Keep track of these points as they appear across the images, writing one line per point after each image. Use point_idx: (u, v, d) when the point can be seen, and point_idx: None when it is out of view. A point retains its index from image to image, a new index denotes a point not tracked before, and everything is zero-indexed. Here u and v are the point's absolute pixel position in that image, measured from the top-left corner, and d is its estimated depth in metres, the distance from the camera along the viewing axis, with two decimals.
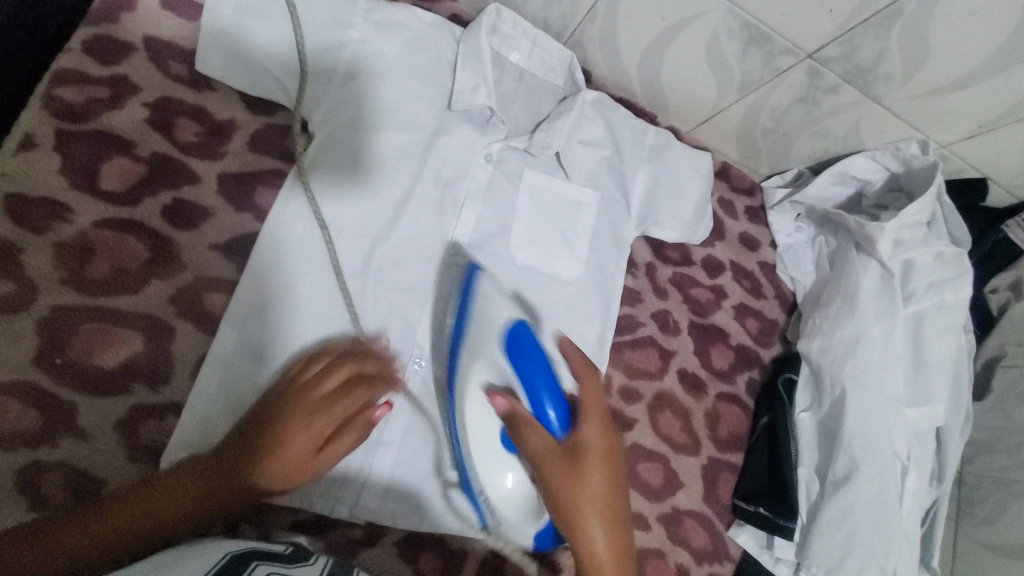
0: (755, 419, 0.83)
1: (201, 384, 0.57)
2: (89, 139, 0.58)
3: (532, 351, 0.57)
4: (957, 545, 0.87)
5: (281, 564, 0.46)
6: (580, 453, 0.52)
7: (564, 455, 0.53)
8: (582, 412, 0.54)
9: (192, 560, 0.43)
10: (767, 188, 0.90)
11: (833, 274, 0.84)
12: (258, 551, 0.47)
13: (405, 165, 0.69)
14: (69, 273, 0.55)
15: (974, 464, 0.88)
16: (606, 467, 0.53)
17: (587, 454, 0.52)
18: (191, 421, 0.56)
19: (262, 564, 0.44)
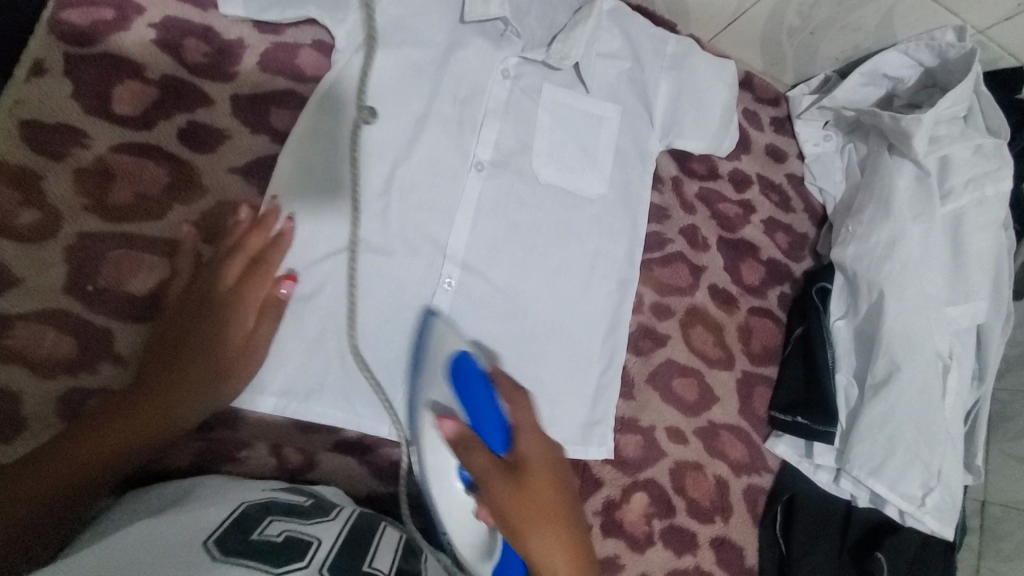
0: (788, 332, 0.82)
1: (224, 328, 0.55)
2: (99, 64, 0.56)
3: (480, 383, 0.53)
4: (990, 458, 0.86)
5: (296, 520, 0.45)
6: (529, 475, 0.46)
7: (490, 472, 0.46)
8: (525, 458, 0.47)
9: (202, 512, 0.43)
10: (793, 97, 0.87)
11: (864, 180, 0.82)
12: (275, 506, 0.46)
13: (419, 83, 0.67)
14: (91, 200, 0.54)
15: (1005, 379, 0.87)
16: (554, 498, 0.46)
17: (526, 463, 0.47)
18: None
19: (276, 520, 0.44)
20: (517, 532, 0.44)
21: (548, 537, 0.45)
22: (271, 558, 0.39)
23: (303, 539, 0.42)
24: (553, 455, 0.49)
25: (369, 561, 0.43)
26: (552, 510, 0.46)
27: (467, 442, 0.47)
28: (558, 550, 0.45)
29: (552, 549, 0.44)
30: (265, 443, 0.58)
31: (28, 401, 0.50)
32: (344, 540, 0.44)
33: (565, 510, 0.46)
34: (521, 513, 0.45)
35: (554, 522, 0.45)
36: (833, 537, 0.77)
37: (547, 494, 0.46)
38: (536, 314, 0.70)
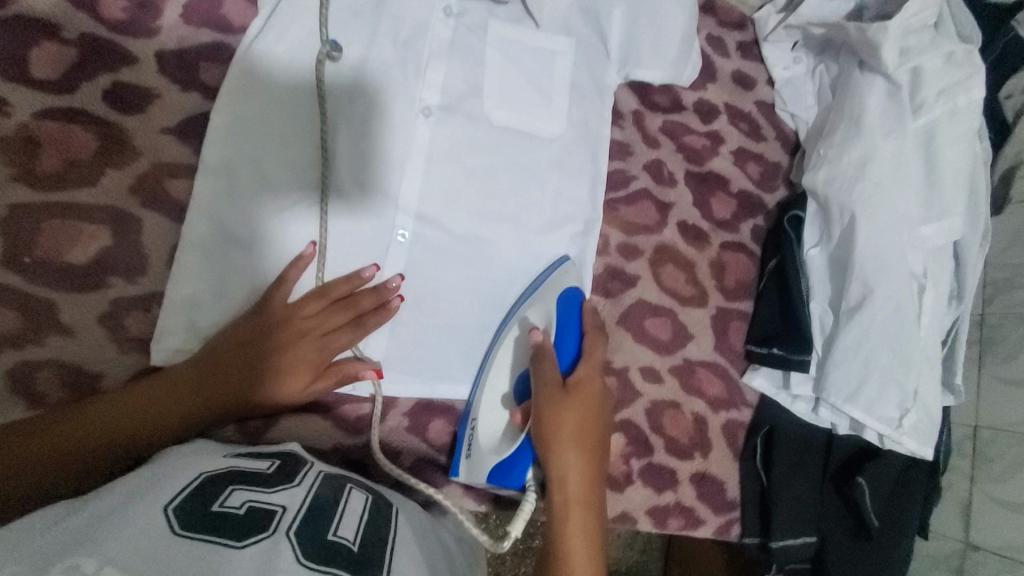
0: (763, 265, 0.80)
1: (173, 291, 0.56)
2: (9, 25, 0.54)
3: (575, 311, 0.67)
4: (980, 385, 0.84)
5: (261, 487, 0.42)
6: (577, 392, 0.60)
7: (541, 385, 0.59)
8: (577, 381, 0.60)
9: (155, 488, 0.39)
10: (759, 18, 0.83)
11: (835, 101, 0.78)
12: (237, 472, 0.43)
13: (356, 29, 0.64)
14: (19, 169, 0.53)
15: (994, 304, 0.84)
16: (580, 418, 0.58)
17: (577, 386, 0.60)
18: (165, 353, 0.55)
19: (238, 488, 0.41)
20: (550, 444, 0.57)
21: (570, 437, 0.57)
22: (234, 533, 0.36)
23: (268, 510, 0.39)
24: (590, 384, 0.61)
25: (333, 530, 0.40)
26: (576, 431, 0.57)
27: (540, 350, 0.61)
28: (577, 454, 0.57)
29: (567, 448, 0.57)
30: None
31: None
32: (310, 505, 0.42)
33: (590, 430, 0.58)
34: (557, 417, 0.58)
35: (578, 444, 0.57)
36: (814, 466, 0.77)
37: (577, 409, 0.58)
38: (495, 262, 0.69)
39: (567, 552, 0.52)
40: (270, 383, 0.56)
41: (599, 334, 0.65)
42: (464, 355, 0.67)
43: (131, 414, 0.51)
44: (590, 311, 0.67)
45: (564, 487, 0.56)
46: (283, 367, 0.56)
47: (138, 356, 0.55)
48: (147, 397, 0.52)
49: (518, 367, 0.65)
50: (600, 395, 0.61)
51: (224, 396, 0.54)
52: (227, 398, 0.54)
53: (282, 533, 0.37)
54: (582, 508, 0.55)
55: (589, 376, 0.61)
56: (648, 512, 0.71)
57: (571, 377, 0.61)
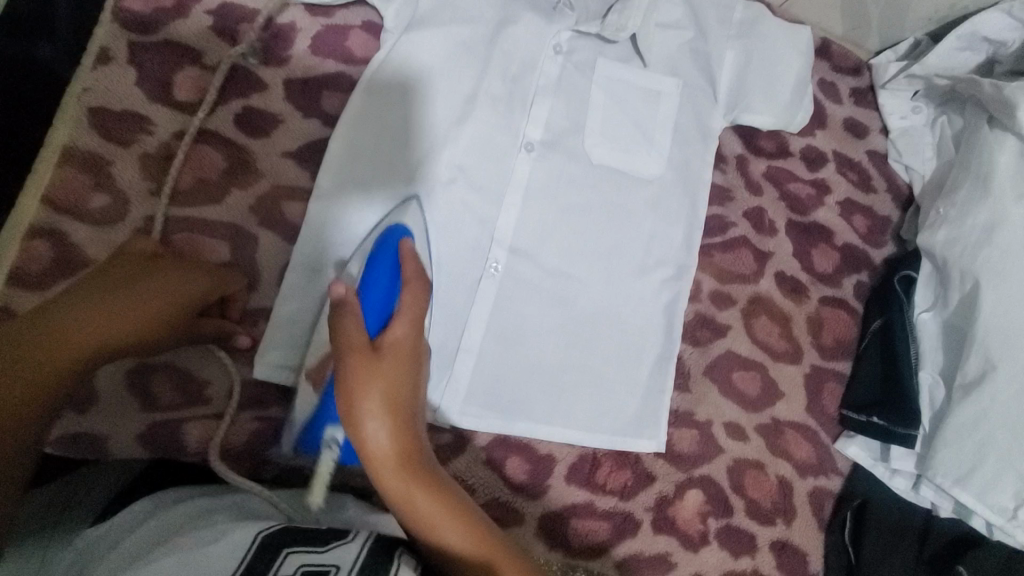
0: (865, 324, 0.75)
1: (277, 311, 0.58)
2: (159, 50, 0.58)
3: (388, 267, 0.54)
4: None
5: (314, 545, 0.38)
6: (381, 361, 0.44)
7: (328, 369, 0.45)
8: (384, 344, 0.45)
9: (210, 557, 0.36)
10: (877, 65, 0.79)
11: (959, 156, 0.74)
12: (288, 529, 0.40)
13: (468, 61, 0.65)
14: (156, 184, 0.57)
15: None
16: (390, 404, 0.43)
17: (390, 354, 0.45)
18: (266, 368, 0.58)
19: (291, 554, 0.37)
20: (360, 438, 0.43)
21: (388, 458, 0.43)
22: None
23: None
24: (395, 365, 0.45)
25: None
26: (388, 416, 0.43)
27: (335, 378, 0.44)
28: (395, 428, 0.43)
29: (387, 469, 0.42)
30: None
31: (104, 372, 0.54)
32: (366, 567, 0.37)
33: (409, 396, 0.44)
34: (375, 409, 0.43)
35: (394, 410, 0.43)
36: (910, 546, 0.70)
37: (387, 415, 0.43)
38: (582, 301, 0.67)
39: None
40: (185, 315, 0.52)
41: (419, 286, 0.50)
42: (545, 393, 0.66)
43: (92, 321, 0.46)
44: (409, 259, 0.51)
45: (411, 499, 0.42)
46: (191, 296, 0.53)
47: (243, 367, 0.58)
48: (124, 301, 0.48)
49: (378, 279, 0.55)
50: (413, 376, 0.46)
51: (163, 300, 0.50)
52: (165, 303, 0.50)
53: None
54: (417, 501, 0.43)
55: (388, 355, 0.45)
56: None
57: (380, 341, 0.46)
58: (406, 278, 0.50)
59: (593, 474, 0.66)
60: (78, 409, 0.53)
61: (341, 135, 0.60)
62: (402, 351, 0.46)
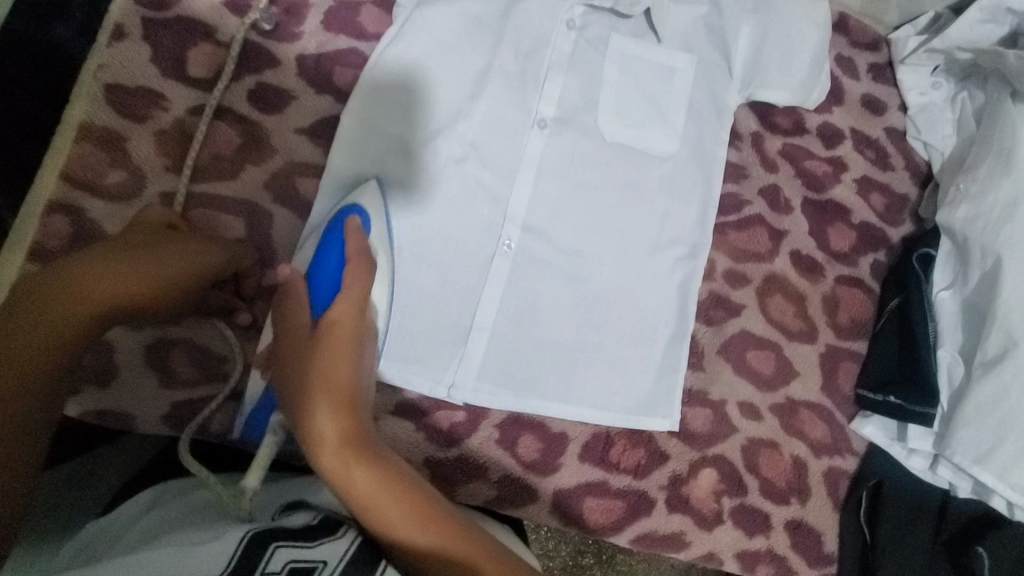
0: (881, 304, 0.74)
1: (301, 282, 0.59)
2: (172, 26, 0.58)
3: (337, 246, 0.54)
4: None
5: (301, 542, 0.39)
6: (328, 341, 0.46)
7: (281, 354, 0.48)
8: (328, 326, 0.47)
9: (197, 555, 0.36)
10: (896, 40, 0.77)
11: (981, 132, 0.72)
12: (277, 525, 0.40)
13: (479, 37, 0.64)
14: (171, 161, 0.57)
15: None
16: (333, 389, 0.43)
17: (329, 333, 0.46)
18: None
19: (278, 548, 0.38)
20: (302, 419, 0.43)
21: (329, 442, 0.41)
22: None
23: None
24: (340, 346, 0.46)
25: None
26: (334, 398, 0.43)
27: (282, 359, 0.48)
28: (336, 413, 0.42)
29: (326, 453, 0.41)
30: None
31: (122, 347, 0.55)
32: (353, 562, 0.39)
33: (353, 378, 0.44)
34: (315, 392, 0.43)
35: (332, 391, 0.43)
36: (926, 525, 0.70)
37: (331, 395, 0.43)
38: (595, 279, 0.67)
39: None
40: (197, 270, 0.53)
41: (363, 263, 0.51)
42: (557, 372, 0.66)
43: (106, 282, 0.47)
44: (353, 237, 0.53)
45: (351, 484, 0.40)
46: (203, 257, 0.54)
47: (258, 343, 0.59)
48: (138, 266, 0.49)
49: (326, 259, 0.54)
50: (363, 363, 0.46)
51: (167, 267, 0.51)
52: (170, 266, 0.51)
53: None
54: (364, 478, 0.41)
55: (340, 339, 0.46)
56: (736, 555, 0.67)
57: (321, 320, 0.48)
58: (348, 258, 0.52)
59: (607, 453, 0.66)
60: (98, 381, 0.54)
61: (353, 111, 0.60)
62: (354, 337, 0.47)
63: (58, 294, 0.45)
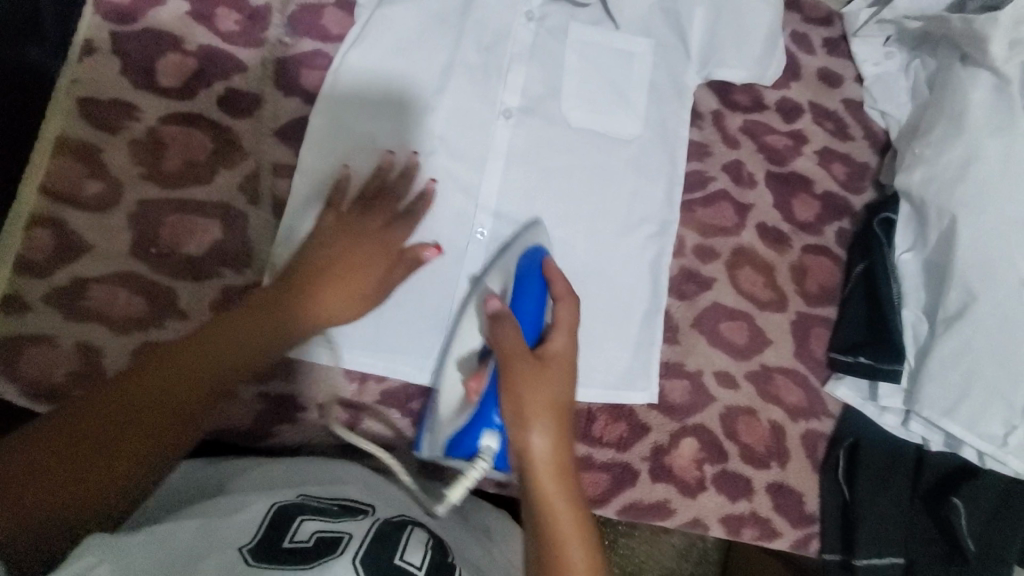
0: (848, 270, 0.76)
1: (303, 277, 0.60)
2: (141, 39, 0.59)
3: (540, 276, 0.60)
4: None
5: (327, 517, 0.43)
6: (550, 368, 0.51)
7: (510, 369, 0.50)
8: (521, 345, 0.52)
9: (232, 522, 0.41)
10: (848, 13, 0.80)
11: (933, 98, 0.74)
12: (306, 502, 0.45)
13: (441, 34, 0.66)
14: (147, 168, 0.58)
15: None
16: (558, 414, 0.49)
17: (557, 360, 0.52)
18: None
19: (307, 518, 0.42)
20: (520, 431, 0.48)
21: (544, 466, 0.47)
22: (301, 561, 0.38)
23: (334, 538, 0.41)
24: (553, 376, 0.51)
25: (398, 556, 0.41)
26: (557, 419, 0.48)
27: (523, 410, 0.48)
28: (551, 434, 0.48)
29: (544, 483, 0.46)
30: (316, 404, 0.63)
31: (109, 351, 0.56)
32: (379, 531, 0.43)
33: (561, 405, 0.49)
34: (524, 414, 0.48)
35: (554, 416, 0.48)
36: (903, 482, 0.73)
37: (547, 420, 0.48)
38: (568, 260, 0.69)
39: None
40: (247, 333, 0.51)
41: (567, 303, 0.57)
42: None
43: (163, 384, 0.46)
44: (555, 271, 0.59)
45: (548, 500, 0.46)
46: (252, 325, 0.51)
47: None
48: (187, 362, 0.47)
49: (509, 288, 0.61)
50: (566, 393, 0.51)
51: (218, 352, 0.49)
52: (218, 351, 0.49)
53: (347, 564, 0.39)
54: (561, 490, 0.46)
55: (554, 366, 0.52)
56: (721, 520, 0.70)
57: (544, 351, 0.53)
58: (559, 295, 0.57)
59: (589, 428, 0.68)
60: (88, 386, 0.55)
61: (321, 112, 0.62)
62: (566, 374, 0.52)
63: (114, 404, 0.44)
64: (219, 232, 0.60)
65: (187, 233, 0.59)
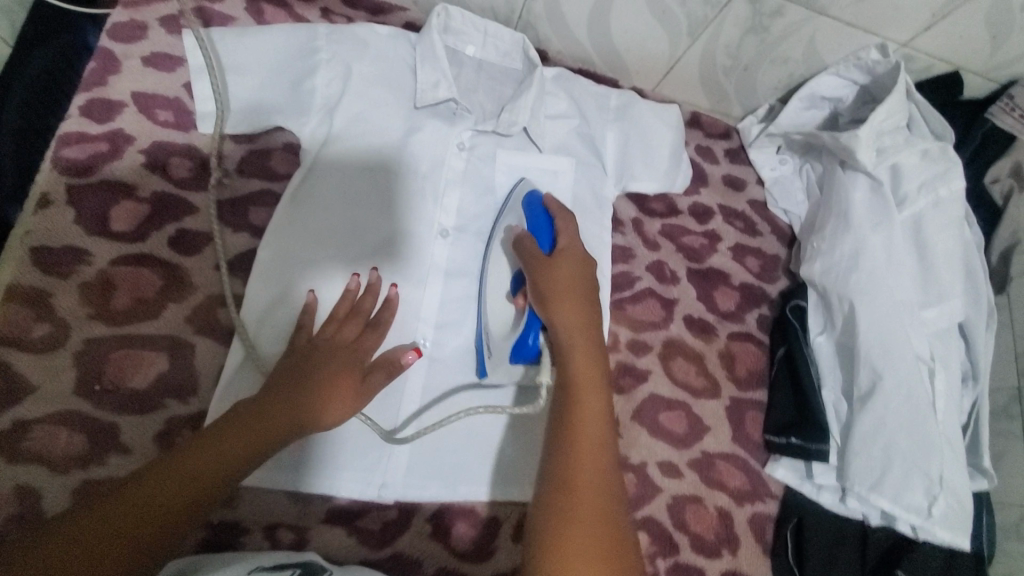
0: (772, 353, 0.82)
1: None
2: (96, 190, 0.64)
3: (541, 208, 0.73)
4: None
5: None
6: (563, 269, 0.66)
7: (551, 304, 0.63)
8: (562, 287, 0.64)
9: None
10: (743, 128, 0.91)
11: (823, 197, 0.84)
12: None
13: (381, 166, 0.74)
14: (95, 309, 0.61)
15: None
16: (577, 302, 0.64)
17: (568, 257, 0.67)
18: None
19: None
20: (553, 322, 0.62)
21: (584, 378, 0.58)
22: None
23: None
24: (576, 277, 0.66)
25: None
26: (581, 326, 0.62)
27: (550, 310, 0.63)
28: (583, 341, 0.61)
29: (585, 391, 0.57)
30: (260, 527, 0.62)
31: (46, 494, 0.55)
32: None
33: (587, 316, 0.64)
34: (558, 305, 0.63)
35: (580, 325, 0.62)
36: (851, 558, 0.74)
37: (582, 337, 0.62)
38: None
39: (583, 486, 0.51)
40: (249, 430, 0.53)
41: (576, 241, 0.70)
42: (479, 457, 0.70)
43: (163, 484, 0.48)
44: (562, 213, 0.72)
45: (578, 403, 0.56)
46: (253, 416, 0.54)
47: None
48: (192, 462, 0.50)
49: (512, 268, 0.72)
50: (594, 317, 0.64)
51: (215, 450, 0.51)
52: (219, 449, 0.51)
53: None
54: (592, 390, 0.58)
55: (586, 292, 0.66)
56: None
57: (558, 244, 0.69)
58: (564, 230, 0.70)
59: None
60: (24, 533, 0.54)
61: (267, 244, 0.67)
62: (589, 295, 0.66)
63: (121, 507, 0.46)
64: (165, 364, 0.62)
65: (133, 368, 0.61)
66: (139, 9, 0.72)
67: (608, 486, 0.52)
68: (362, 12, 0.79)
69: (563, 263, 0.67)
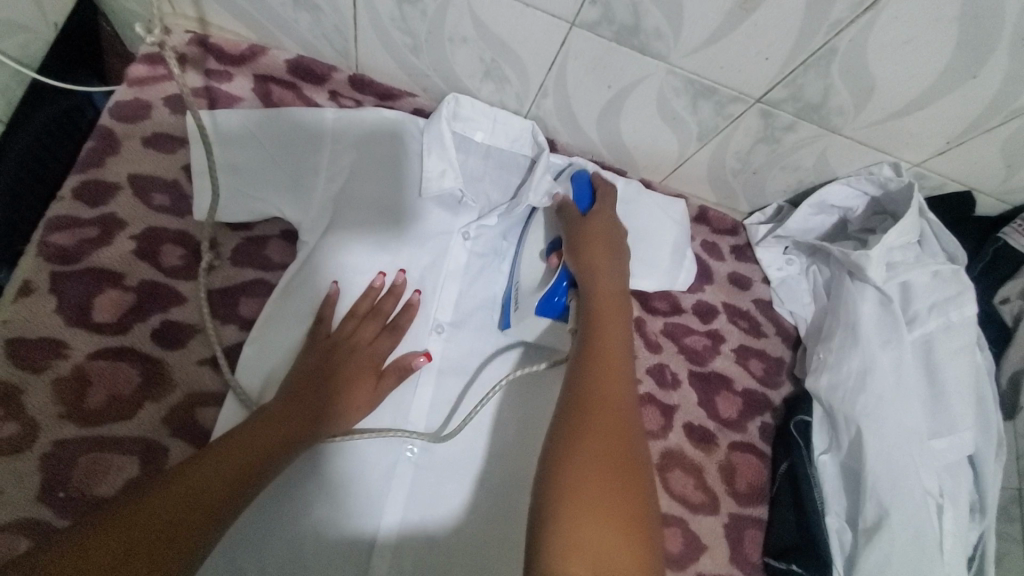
0: (773, 467, 0.79)
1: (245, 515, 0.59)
2: (81, 278, 0.62)
3: (586, 182, 0.77)
4: None
5: None
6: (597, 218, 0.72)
7: (579, 248, 0.69)
8: (590, 234, 0.70)
9: None
10: (750, 226, 0.90)
11: (831, 304, 0.82)
12: None
13: (382, 259, 0.73)
14: (67, 407, 0.58)
15: None
16: (605, 245, 0.70)
17: (602, 209, 0.73)
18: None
19: None
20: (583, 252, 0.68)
21: (608, 300, 0.65)
22: None
23: None
24: (608, 226, 0.72)
25: None
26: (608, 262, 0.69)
27: (583, 247, 0.69)
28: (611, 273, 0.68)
29: (610, 313, 0.64)
30: None
31: None
32: None
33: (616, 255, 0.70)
34: (588, 247, 0.69)
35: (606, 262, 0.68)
36: None
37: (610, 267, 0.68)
38: (497, 471, 0.69)
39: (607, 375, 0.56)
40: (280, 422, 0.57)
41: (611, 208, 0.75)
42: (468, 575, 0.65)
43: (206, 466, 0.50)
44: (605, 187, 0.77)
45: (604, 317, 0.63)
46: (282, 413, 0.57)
47: None
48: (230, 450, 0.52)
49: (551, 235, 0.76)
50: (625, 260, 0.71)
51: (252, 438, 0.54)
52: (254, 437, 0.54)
53: None
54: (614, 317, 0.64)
55: (615, 239, 0.71)
56: None
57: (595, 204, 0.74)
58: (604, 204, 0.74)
59: None
60: None
61: (253, 342, 0.65)
62: (615, 243, 0.71)
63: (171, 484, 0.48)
64: (137, 470, 0.57)
65: (102, 473, 0.56)
66: (144, 88, 0.72)
67: (625, 378, 0.57)
68: (370, 96, 0.78)
69: (599, 212, 0.73)
